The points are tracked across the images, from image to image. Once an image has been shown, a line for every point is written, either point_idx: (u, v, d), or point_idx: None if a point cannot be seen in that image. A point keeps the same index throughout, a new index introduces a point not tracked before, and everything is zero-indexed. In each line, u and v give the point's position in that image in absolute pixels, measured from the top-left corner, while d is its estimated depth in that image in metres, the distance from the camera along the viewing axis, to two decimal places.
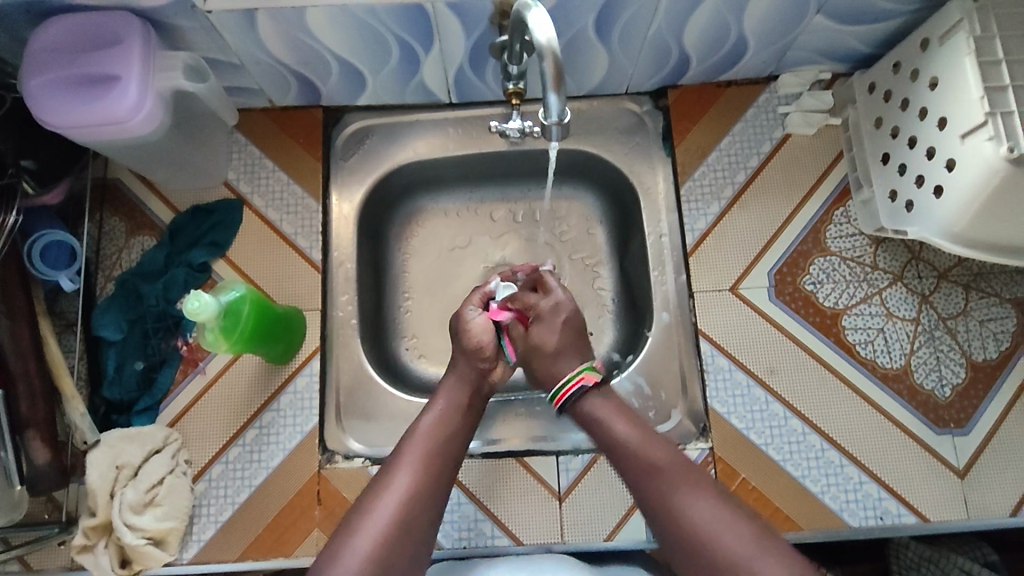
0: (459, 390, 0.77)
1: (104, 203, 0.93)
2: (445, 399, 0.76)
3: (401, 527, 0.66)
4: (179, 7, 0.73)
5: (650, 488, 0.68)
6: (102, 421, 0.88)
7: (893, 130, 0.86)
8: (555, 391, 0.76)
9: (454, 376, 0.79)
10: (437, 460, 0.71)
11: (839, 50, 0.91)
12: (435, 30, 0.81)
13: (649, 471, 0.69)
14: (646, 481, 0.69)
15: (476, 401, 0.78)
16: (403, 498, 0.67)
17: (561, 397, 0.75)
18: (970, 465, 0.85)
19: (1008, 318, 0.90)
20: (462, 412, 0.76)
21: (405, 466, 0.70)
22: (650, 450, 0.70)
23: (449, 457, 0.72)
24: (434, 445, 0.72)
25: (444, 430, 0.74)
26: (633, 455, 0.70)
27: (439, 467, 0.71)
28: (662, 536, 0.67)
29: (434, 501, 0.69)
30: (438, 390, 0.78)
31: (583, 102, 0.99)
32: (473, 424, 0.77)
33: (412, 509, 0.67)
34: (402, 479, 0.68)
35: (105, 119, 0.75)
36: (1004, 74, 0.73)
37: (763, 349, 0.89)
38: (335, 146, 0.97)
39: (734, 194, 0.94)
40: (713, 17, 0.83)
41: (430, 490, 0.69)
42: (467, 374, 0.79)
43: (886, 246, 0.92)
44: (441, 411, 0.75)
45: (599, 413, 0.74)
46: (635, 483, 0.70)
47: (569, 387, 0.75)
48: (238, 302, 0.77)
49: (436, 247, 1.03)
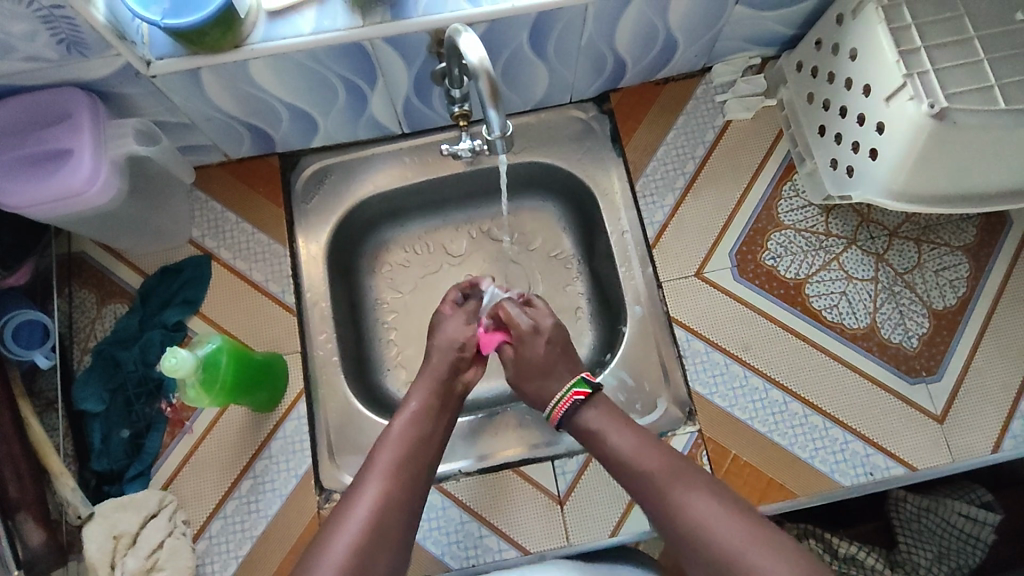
0: (431, 391, 0.78)
1: (72, 277, 0.94)
2: (416, 400, 0.77)
3: (374, 532, 0.65)
4: (124, 75, 0.75)
5: (654, 495, 0.69)
6: (94, 494, 0.87)
7: (824, 103, 0.91)
8: (550, 410, 0.79)
9: (427, 375, 0.80)
10: (409, 464, 0.71)
11: (764, 35, 0.96)
12: (376, 66, 0.83)
13: (645, 474, 0.71)
14: (649, 484, 0.70)
15: (448, 404, 0.79)
16: (373, 504, 0.67)
17: (558, 414, 0.78)
18: (946, 410, 0.88)
19: (961, 264, 0.94)
20: (433, 413, 0.76)
21: (376, 472, 0.70)
22: (638, 453, 0.72)
23: (424, 460, 0.73)
24: (404, 448, 0.72)
25: (418, 434, 0.74)
26: (625, 461, 0.73)
27: (409, 472, 0.71)
28: (665, 532, 0.68)
29: (407, 504, 0.69)
30: (410, 394, 0.78)
31: (531, 116, 1.02)
32: (447, 426, 0.78)
33: (386, 515, 0.67)
34: (375, 487, 0.68)
35: (61, 194, 0.76)
36: (915, 37, 0.78)
37: (737, 328, 0.92)
38: (295, 190, 0.98)
39: (686, 184, 0.98)
40: (641, 20, 0.86)
41: (402, 494, 0.69)
42: (440, 372, 0.80)
43: (837, 213, 0.96)
44: (414, 414, 0.75)
45: (595, 425, 0.76)
46: (635, 491, 0.72)
47: (562, 405, 0.77)
48: (215, 354, 0.77)
49: (410, 275, 1.05)
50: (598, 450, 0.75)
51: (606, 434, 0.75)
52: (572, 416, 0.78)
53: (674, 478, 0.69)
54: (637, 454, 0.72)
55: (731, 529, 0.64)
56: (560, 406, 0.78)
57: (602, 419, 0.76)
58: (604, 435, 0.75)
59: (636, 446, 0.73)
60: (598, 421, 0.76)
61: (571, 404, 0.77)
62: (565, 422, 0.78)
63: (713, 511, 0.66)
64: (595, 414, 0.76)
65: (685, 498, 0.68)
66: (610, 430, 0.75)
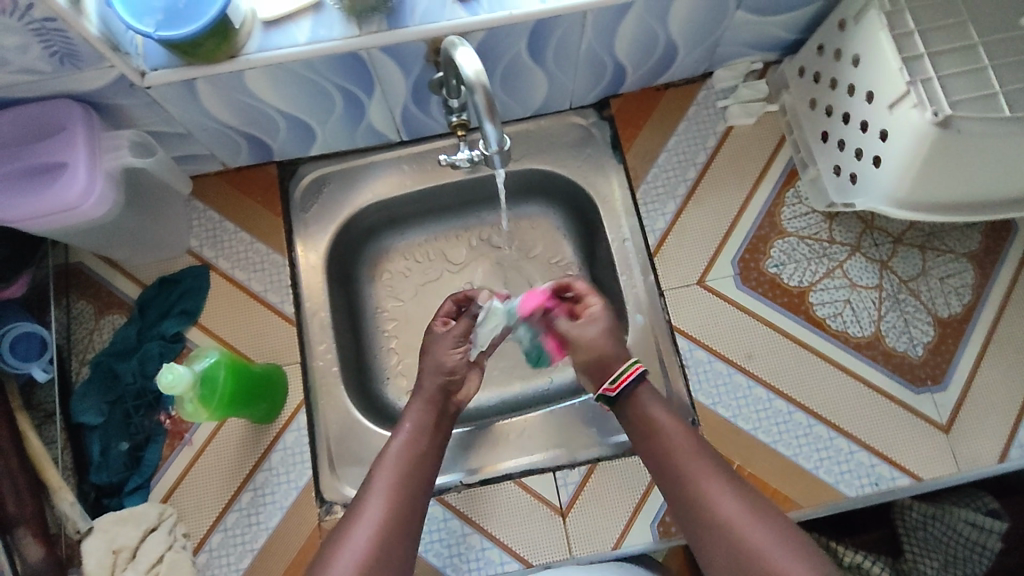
0: (426, 412, 0.78)
1: (70, 288, 0.93)
2: (410, 422, 0.77)
3: (377, 553, 0.65)
4: (119, 87, 0.75)
5: (681, 484, 0.69)
6: (93, 507, 0.86)
7: (827, 108, 0.90)
8: (613, 378, 0.75)
9: (420, 397, 0.79)
10: (408, 484, 0.71)
11: (765, 40, 0.95)
12: (374, 76, 0.83)
13: (676, 463, 0.70)
14: (678, 473, 0.70)
15: (443, 424, 0.79)
16: (375, 523, 0.67)
17: (623, 381, 0.74)
18: (951, 419, 0.87)
19: (966, 272, 0.93)
20: (428, 433, 0.76)
21: (376, 495, 0.69)
22: (675, 440, 0.71)
23: (422, 480, 0.72)
24: (402, 469, 0.72)
25: (415, 454, 0.74)
26: (662, 445, 0.72)
27: (410, 491, 0.71)
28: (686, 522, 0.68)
29: (408, 524, 0.69)
30: (404, 415, 0.78)
31: (530, 122, 1.01)
32: (443, 446, 0.78)
33: (388, 535, 0.67)
34: (376, 507, 0.68)
35: (56, 208, 0.75)
36: (918, 43, 0.77)
37: (739, 336, 0.91)
38: (294, 199, 0.98)
39: (688, 191, 0.97)
40: (640, 27, 0.85)
41: (401, 518, 0.68)
42: (433, 394, 0.79)
43: (840, 219, 0.95)
44: (410, 435, 0.75)
45: (641, 404, 0.75)
46: (663, 476, 0.71)
47: (630, 372, 0.75)
48: (213, 368, 0.76)
49: (411, 283, 1.04)
50: (638, 419, 0.74)
51: (651, 414, 0.74)
52: (631, 392, 0.75)
53: (708, 465, 0.69)
54: (673, 441, 0.71)
55: (756, 531, 0.64)
56: (626, 376, 0.75)
57: (649, 401, 0.75)
58: (648, 415, 0.74)
59: (677, 431, 0.72)
60: (648, 400, 0.75)
61: (636, 375, 0.75)
62: (620, 397, 0.76)
63: (740, 511, 0.66)
64: (648, 393, 0.75)
65: (715, 493, 0.67)
66: (657, 410, 0.74)
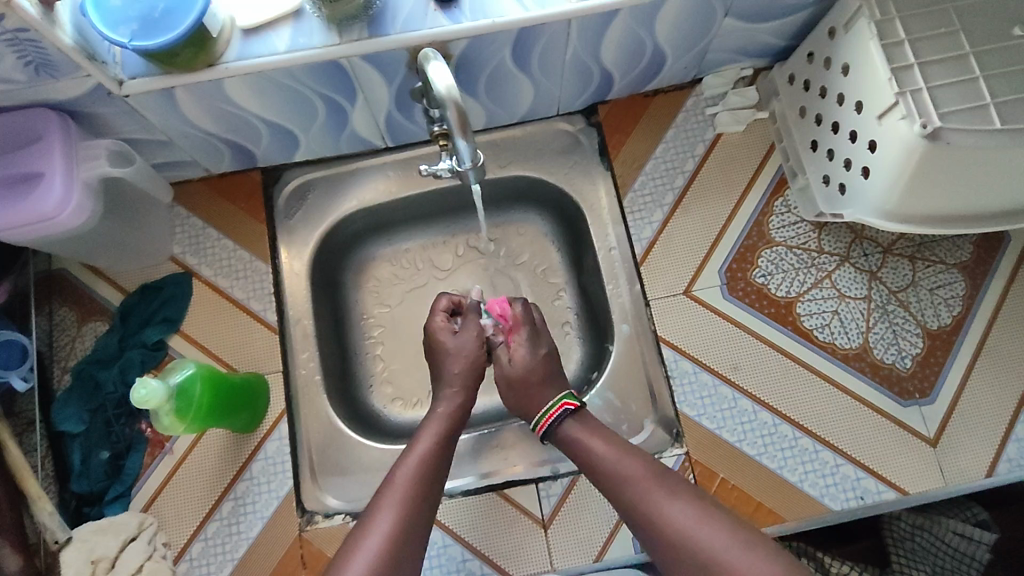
0: (443, 428, 0.77)
1: (53, 295, 0.93)
2: (425, 435, 0.76)
3: (387, 564, 0.63)
4: (96, 95, 0.74)
5: (632, 505, 0.68)
6: (74, 516, 0.86)
7: (817, 117, 0.88)
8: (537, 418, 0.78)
9: (438, 413, 0.79)
10: (422, 497, 0.69)
11: (754, 46, 0.93)
12: (355, 83, 0.82)
13: (621, 484, 0.70)
14: (628, 494, 0.69)
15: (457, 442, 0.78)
16: (387, 534, 0.65)
17: (547, 420, 0.77)
18: (939, 432, 0.86)
19: (957, 282, 0.92)
20: (444, 449, 0.75)
21: (387, 506, 0.67)
22: (616, 463, 0.71)
23: (433, 495, 0.71)
24: (417, 481, 0.70)
25: (431, 468, 0.72)
26: (604, 471, 0.71)
27: (422, 503, 0.69)
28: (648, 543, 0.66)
29: (417, 538, 0.66)
30: (420, 429, 0.77)
31: (517, 128, 1.00)
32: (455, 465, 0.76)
33: (398, 547, 0.64)
34: (387, 517, 0.66)
35: (32, 218, 0.74)
36: (908, 53, 0.75)
37: (725, 347, 0.90)
38: (278, 206, 0.97)
39: (675, 199, 0.96)
40: (626, 35, 0.84)
41: (412, 531, 0.66)
42: (450, 414, 0.79)
43: (830, 229, 0.94)
44: (426, 447, 0.74)
45: (576, 434, 0.75)
46: (615, 502, 0.70)
47: (554, 411, 0.77)
48: (189, 382, 0.76)
49: (397, 289, 1.03)
50: (578, 459, 0.74)
51: (585, 443, 0.74)
52: (556, 430, 0.77)
53: (653, 481, 0.69)
54: (614, 465, 0.71)
55: (710, 535, 0.62)
56: (548, 416, 0.77)
57: (584, 430, 0.76)
58: (584, 445, 0.74)
59: (612, 456, 0.72)
60: (580, 432, 0.75)
61: (558, 414, 0.77)
62: (548, 435, 0.78)
63: (691, 517, 0.64)
64: (582, 423, 0.76)
65: (664, 505, 0.66)
66: (592, 439, 0.74)
